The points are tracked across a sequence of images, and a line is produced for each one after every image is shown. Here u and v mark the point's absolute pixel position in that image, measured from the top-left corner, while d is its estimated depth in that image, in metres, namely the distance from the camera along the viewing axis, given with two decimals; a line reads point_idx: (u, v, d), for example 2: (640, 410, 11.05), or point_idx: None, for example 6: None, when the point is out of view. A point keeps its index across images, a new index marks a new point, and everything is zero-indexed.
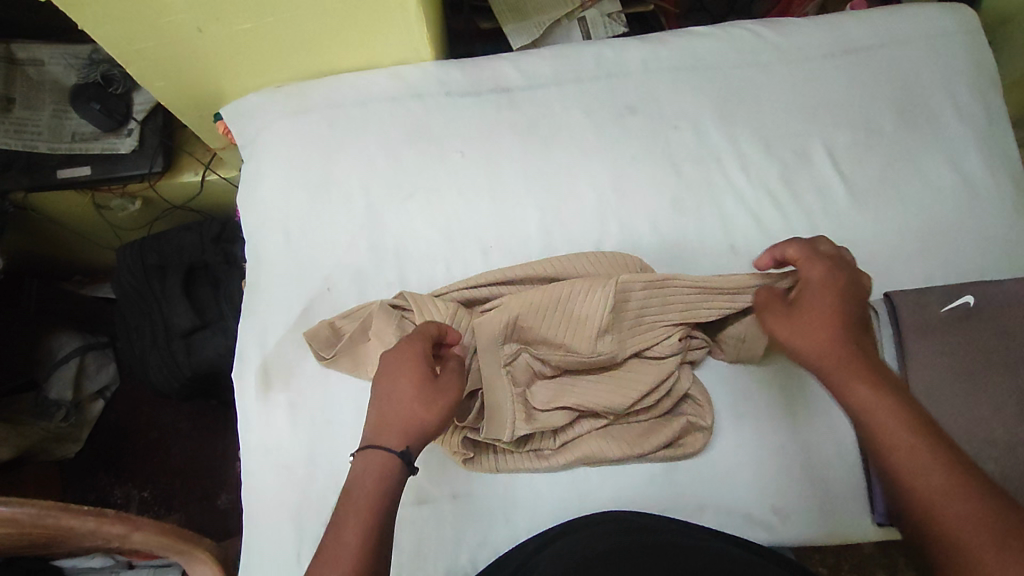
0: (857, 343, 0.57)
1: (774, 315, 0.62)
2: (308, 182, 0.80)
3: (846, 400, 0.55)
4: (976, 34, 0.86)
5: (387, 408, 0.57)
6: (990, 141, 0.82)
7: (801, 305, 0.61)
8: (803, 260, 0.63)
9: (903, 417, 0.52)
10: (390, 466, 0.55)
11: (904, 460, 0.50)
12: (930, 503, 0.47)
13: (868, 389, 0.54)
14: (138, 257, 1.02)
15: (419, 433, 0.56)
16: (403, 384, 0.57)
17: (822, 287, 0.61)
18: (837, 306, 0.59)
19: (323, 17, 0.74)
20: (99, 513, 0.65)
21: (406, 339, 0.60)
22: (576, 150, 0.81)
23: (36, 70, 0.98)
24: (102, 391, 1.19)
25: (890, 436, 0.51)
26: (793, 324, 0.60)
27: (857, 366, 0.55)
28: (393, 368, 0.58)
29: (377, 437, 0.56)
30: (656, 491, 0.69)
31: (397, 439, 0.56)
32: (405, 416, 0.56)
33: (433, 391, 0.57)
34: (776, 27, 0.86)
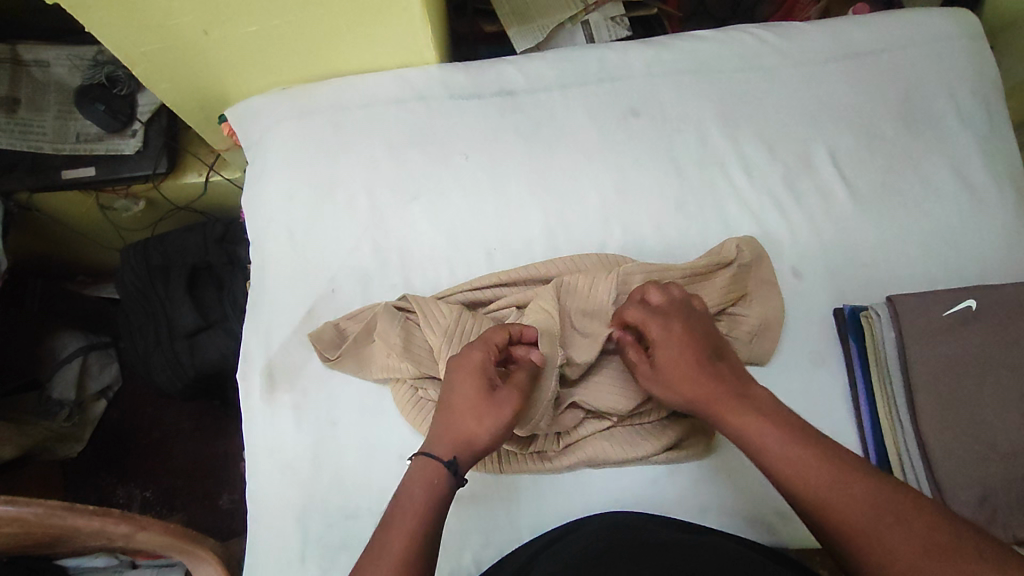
0: (717, 389, 0.59)
1: (647, 376, 0.64)
2: (314, 184, 0.81)
3: (731, 429, 0.58)
4: (978, 40, 0.86)
5: (445, 418, 0.60)
6: (993, 145, 0.82)
7: (662, 364, 0.63)
8: (640, 318, 0.65)
9: (777, 431, 0.55)
10: (440, 475, 0.57)
11: (800, 479, 0.53)
12: (834, 513, 0.51)
13: (746, 414, 0.57)
14: (142, 259, 1.02)
15: (469, 446, 0.59)
16: (461, 397, 0.60)
17: (669, 342, 0.63)
18: (687, 360, 0.61)
19: (327, 20, 0.75)
20: (105, 512, 0.65)
21: (469, 354, 0.63)
22: (580, 153, 0.81)
23: (41, 71, 0.99)
24: (105, 391, 1.19)
25: (773, 452, 0.54)
26: (660, 383, 0.63)
27: (727, 394, 0.59)
28: (456, 381, 0.62)
29: (433, 444, 0.60)
30: (660, 492, 0.69)
31: (448, 449, 0.59)
32: (459, 428, 0.59)
33: (488, 406, 0.60)
34: (779, 32, 0.87)
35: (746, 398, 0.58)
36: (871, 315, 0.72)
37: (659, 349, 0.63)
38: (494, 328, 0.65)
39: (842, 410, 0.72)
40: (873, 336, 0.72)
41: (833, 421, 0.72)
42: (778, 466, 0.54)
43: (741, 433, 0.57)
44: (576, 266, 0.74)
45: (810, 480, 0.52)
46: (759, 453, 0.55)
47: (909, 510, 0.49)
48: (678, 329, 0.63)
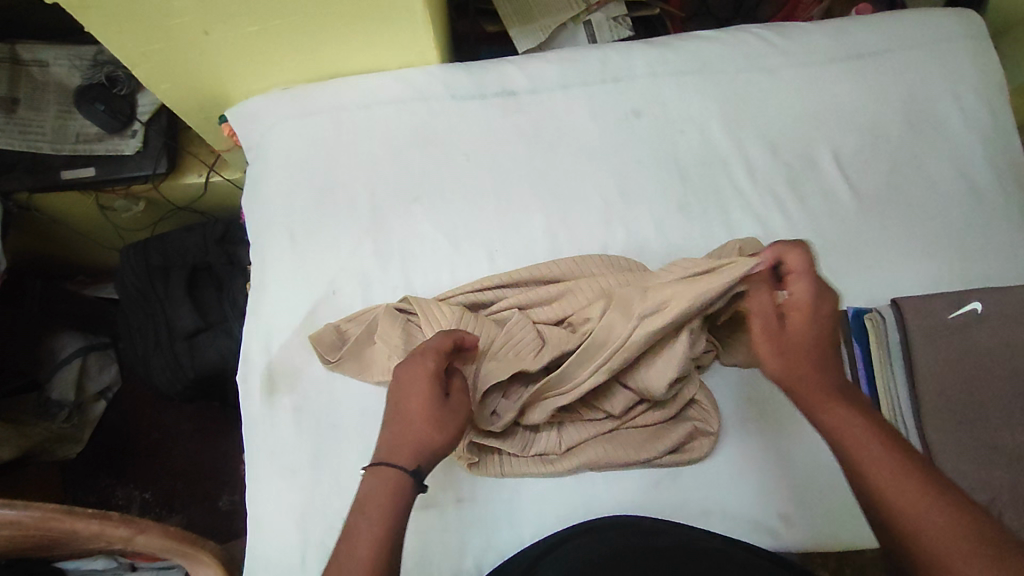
0: (823, 376, 0.55)
1: (763, 326, 0.58)
2: (315, 184, 0.80)
3: (818, 420, 0.54)
4: (982, 41, 0.86)
5: (397, 428, 0.56)
6: (997, 147, 0.82)
7: (791, 324, 0.57)
8: (798, 270, 0.59)
9: (878, 444, 0.50)
10: (401, 488, 0.53)
11: (882, 483, 0.48)
12: (912, 527, 0.46)
13: (845, 412, 0.52)
14: (142, 258, 1.02)
15: (428, 456, 0.56)
16: (413, 406, 0.57)
17: (813, 308, 0.57)
18: (814, 334, 0.57)
19: (328, 20, 0.74)
20: (104, 515, 0.65)
21: (416, 361, 0.59)
22: (582, 153, 0.81)
23: (41, 70, 0.98)
24: (105, 391, 1.17)
25: (869, 466, 0.49)
26: (779, 338, 0.57)
27: (827, 385, 0.54)
28: (404, 389, 0.58)
29: (387, 454, 0.56)
30: (662, 495, 0.69)
31: (407, 458, 0.55)
32: (414, 437, 0.56)
33: (442, 414, 0.57)
34: (782, 32, 0.86)
35: (848, 395, 0.54)
36: (875, 317, 0.71)
37: (796, 316, 0.58)
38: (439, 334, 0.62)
39: None
40: (878, 339, 0.71)
41: None
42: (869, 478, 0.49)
43: (830, 433, 0.53)
44: (580, 268, 0.73)
45: (901, 499, 0.47)
46: (853, 460, 0.50)
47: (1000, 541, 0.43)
48: (825, 305, 0.57)
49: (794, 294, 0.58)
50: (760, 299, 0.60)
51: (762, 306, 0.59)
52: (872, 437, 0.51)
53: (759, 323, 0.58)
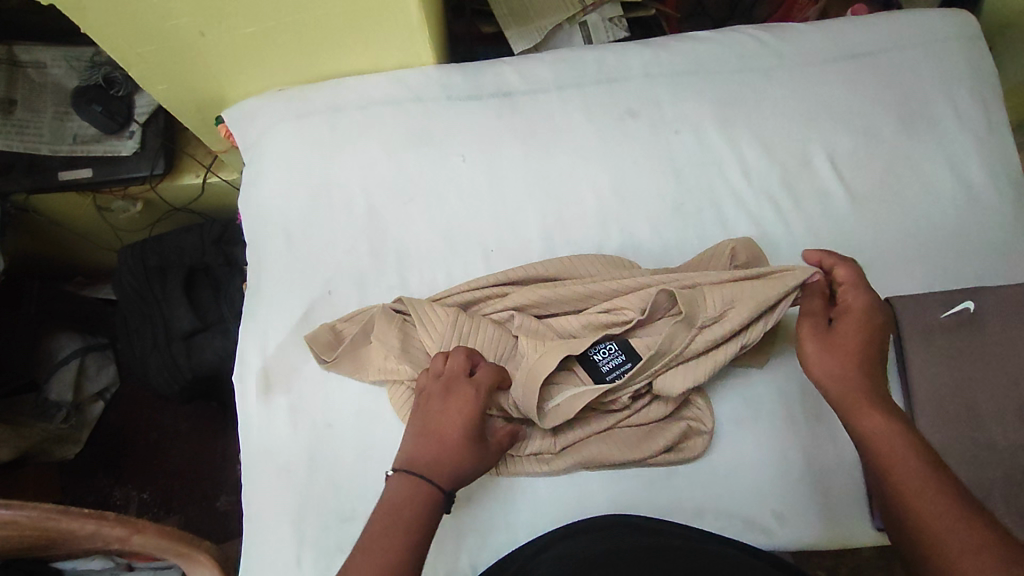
0: (860, 385, 0.58)
1: (811, 327, 0.62)
2: (311, 184, 0.80)
3: (856, 427, 0.57)
4: (976, 41, 0.86)
5: (442, 449, 0.59)
6: (991, 147, 0.82)
7: (841, 329, 0.61)
8: (851, 283, 0.62)
9: (916, 459, 0.53)
10: (434, 506, 0.56)
11: (907, 488, 0.52)
12: (927, 529, 0.50)
13: (880, 419, 0.56)
14: (138, 259, 1.02)
15: (461, 481, 0.59)
16: (461, 433, 0.59)
17: (864, 317, 0.61)
18: (862, 340, 0.60)
19: (322, 22, 0.75)
20: (100, 514, 0.65)
21: (471, 392, 0.61)
22: (577, 154, 0.81)
23: (38, 72, 0.99)
24: (103, 393, 1.19)
25: (902, 478, 0.53)
26: (828, 340, 0.60)
27: (866, 394, 0.57)
28: (453, 414, 0.60)
29: (428, 470, 0.58)
30: (656, 494, 0.69)
31: (444, 478, 0.58)
32: (456, 460, 0.58)
33: (484, 448, 0.60)
34: (777, 32, 0.87)
35: (888, 405, 0.57)
36: None
37: (847, 321, 0.61)
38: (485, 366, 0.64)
39: None
40: None
41: (830, 423, 0.72)
42: (902, 487, 0.53)
43: (868, 442, 0.56)
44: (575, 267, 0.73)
45: (928, 512, 0.50)
46: (889, 470, 0.54)
47: (1008, 553, 0.46)
48: (875, 317, 0.61)
49: (848, 302, 0.62)
50: (812, 301, 0.64)
51: (813, 307, 0.63)
52: (908, 452, 0.54)
53: (809, 326, 0.62)
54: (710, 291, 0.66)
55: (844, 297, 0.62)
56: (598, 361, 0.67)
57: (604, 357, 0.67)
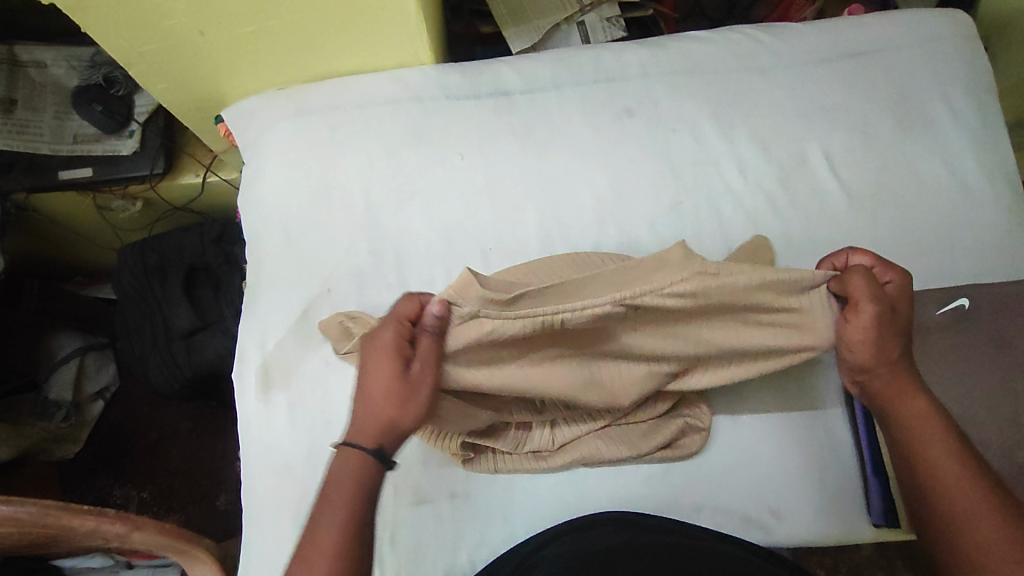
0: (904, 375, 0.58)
1: (877, 312, 0.57)
2: (310, 183, 0.81)
3: (894, 410, 0.58)
4: (972, 40, 0.87)
5: (361, 404, 0.54)
6: (986, 146, 0.83)
7: (896, 309, 0.58)
8: (879, 262, 0.60)
9: (950, 449, 0.54)
10: (368, 467, 0.53)
11: (943, 475, 0.53)
12: (958, 517, 0.51)
13: (920, 408, 0.57)
14: (138, 258, 1.02)
15: (395, 430, 0.54)
16: (376, 381, 0.54)
17: (906, 290, 0.59)
18: (909, 322, 0.59)
19: (321, 22, 0.75)
20: (100, 511, 0.65)
21: (384, 331, 0.55)
22: (576, 153, 0.82)
23: (39, 72, 0.99)
24: (102, 392, 1.19)
25: (939, 464, 0.53)
26: (882, 326, 0.57)
27: (908, 379, 0.58)
28: (369, 362, 0.54)
29: (351, 432, 0.54)
30: (652, 490, 0.70)
31: (372, 437, 0.53)
32: (379, 413, 0.53)
33: (404, 390, 0.54)
34: (773, 32, 0.87)
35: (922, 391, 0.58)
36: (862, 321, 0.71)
37: (900, 302, 0.59)
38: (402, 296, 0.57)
39: (836, 411, 0.72)
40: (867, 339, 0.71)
41: (827, 419, 0.72)
42: (935, 474, 0.53)
43: (902, 427, 0.57)
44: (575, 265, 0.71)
45: (961, 500, 0.51)
46: (924, 456, 0.54)
47: None
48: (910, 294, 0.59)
49: (890, 282, 0.59)
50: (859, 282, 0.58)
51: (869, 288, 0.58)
52: (943, 442, 0.55)
53: (873, 309, 0.57)
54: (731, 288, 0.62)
55: (883, 279, 0.60)
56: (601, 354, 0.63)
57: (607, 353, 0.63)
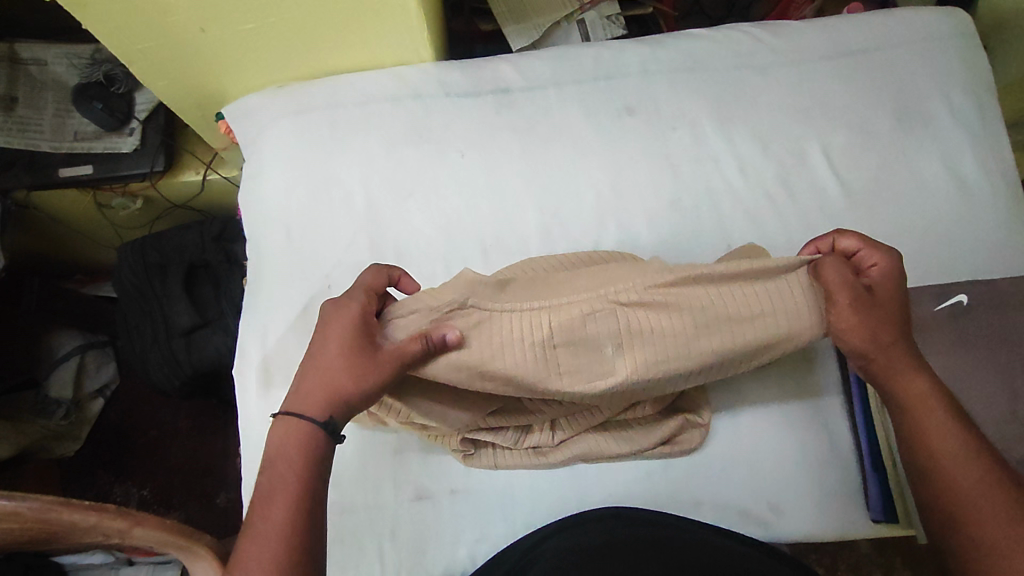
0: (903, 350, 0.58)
1: (854, 297, 0.59)
2: (311, 179, 0.81)
3: (893, 386, 0.57)
4: (971, 39, 0.87)
5: (313, 374, 0.57)
6: (985, 143, 0.83)
7: (877, 294, 0.60)
8: (868, 245, 0.63)
9: (953, 430, 0.54)
10: (314, 433, 0.55)
11: (945, 452, 0.53)
12: (959, 493, 0.51)
13: (919, 383, 0.57)
14: (138, 256, 1.02)
15: (344, 399, 0.56)
16: (330, 350, 0.57)
17: (891, 274, 0.61)
18: (897, 303, 0.60)
19: (322, 18, 0.75)
20: (101, 507, 0.65)
21: (346, 306, 0.60)
22: (575, 150, 0.82)
23: (39, 69, 0.99)
24: (102, 390, 1.19)
25: (939, 440, 0.54)
26: (869, 311, 0.59)
27: (907, 357, 0.58)
28: (327, 334, 0.58)
29: (299, 402, 0.56)
30: (652, 486, 0.70)
31: (320, 406, 0.56)
32: (331, 380, 0.56)
33: (360, 359, 0.57)
34: (773, 30, 0.88)
35: (922, 368, 0.58)
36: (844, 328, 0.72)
37: (885, 282, 0.61)
38: (372, 276, 0.64)
39: (835, 408, 0.73)
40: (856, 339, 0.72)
41: (826, 415, 0.73)
42: (939, 456, 0.53)
43: (905, 408, 0.56)
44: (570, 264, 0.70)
45: (960, 475, 0.52)
46: (923, 435, 0.55)
47: None
48: (900, 274, 0.62)
49: (876, 264, 0.62)
50: (835, 271, 0.61)
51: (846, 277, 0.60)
52: (945, 423, 0.55)
53: (849, 298, 0.59)
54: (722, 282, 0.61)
55: (867, 263, 0.63)
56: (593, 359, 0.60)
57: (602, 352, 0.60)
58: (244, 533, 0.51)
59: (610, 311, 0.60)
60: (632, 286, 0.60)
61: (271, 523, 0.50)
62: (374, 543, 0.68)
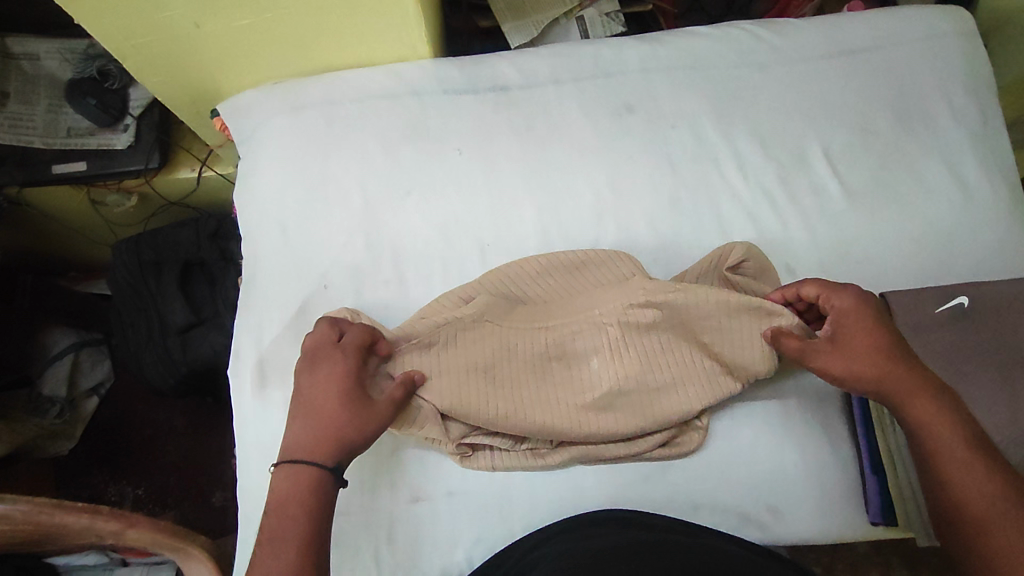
0: (911, 376, 0.59)
1: (823, 347, 0.63)
2: (307, 178, 0.80)
3: (905, 413, 0.59)
4: (972, 37, 0.86)
5: (315, 426, 0.60)
6: (985, 143, 0.82)
7: (845, 335, 0.63)
8: (827, 290, 0.65)
9: (963, 450, 0.56)
10: (322, 479, 0.58)
11: (959, 479, 0.55)
12: (974, 519, 0.53)
13: (931, 410, 0.58)
14: (133, 253, 1.01)
15: (349, 447, 0.60)
16: (330, 404, 0.61)
17: (856, 313, 0.63)
18: (877, 334, 0.62)
19: (318, 14, 0.74)
20: (94, 509, 0.65)
21: (336, 360, 0.63)
22: (573, 150, 0.81)
23: (31, 64, 0.98)
24: (97, 388, 1.18)
25: (953, 467, 0.55)
26: (844, 355, 0.62)
27: (920, 381, 0.59)
28: (321, 387, 0.62)
29: (303, 450, 0.59)
30: (650, 487, 0.69)
31: (327, 454, 0.59)
32: (337, 433, 0.60)
33: (362, 411, 0.61)
34: (773, 27, 0.87)
35: (940, 392, 0.59)
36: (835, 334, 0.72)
37: (851, 319, 0.63)
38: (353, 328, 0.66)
39: (833, 409, 0.73)
40: None
41: (825, 415, 0.72)
42: (949, 473, 0.55)
43: (919, 425, 0.58)
44: (574, 282, 0.74)
45: (975, 500, 0.54)
46: (937, 461, 0.56)
47: None
48: (870, 307, 0.63)
49: (836, 305, 0.64)
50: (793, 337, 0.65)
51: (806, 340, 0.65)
52: (956, 440, 0.56)
53: (820, 354, 0.63)
54: (690, 319, 0.70)
55: (828, 305, 0.65)
56: (581, 377, 0.70)
57: (589, 373, 0.69)
58: (254, 572, 0.53)
59: (597, 328, 0.69)
60: (613, 306, 0.69)
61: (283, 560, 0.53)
62: (370, 546, 0.67)
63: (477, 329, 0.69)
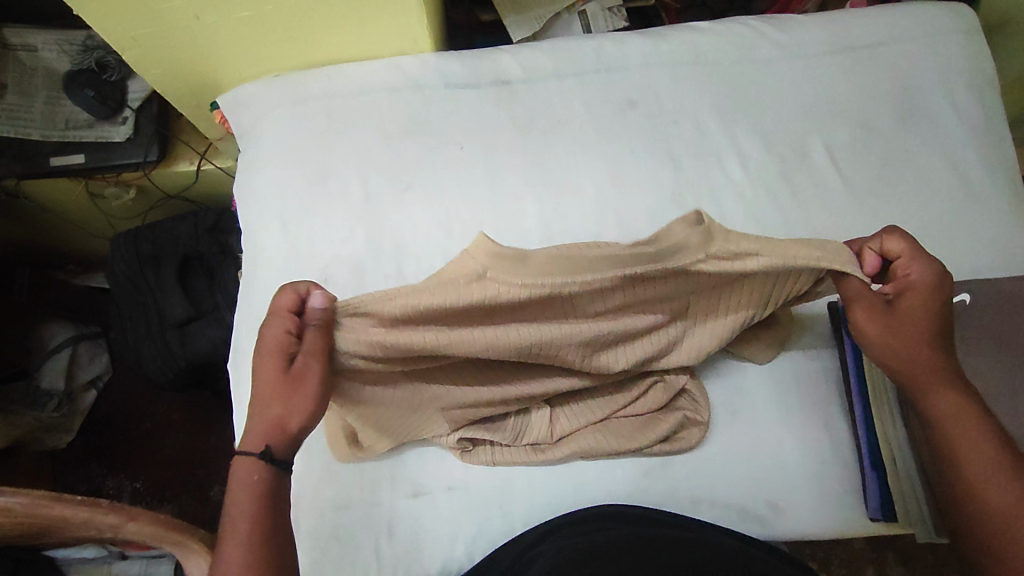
0: (938, 367, 0.58)
1: (868, 307, 0.60)
2: (308, 171, 0.80)
3: (924, 403, 0.59)
4: (975, 35, 0.86)
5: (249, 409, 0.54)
6: (987, 140, 0.82)
7: (900, 307, 0.59)
8: (910, 255, 0.60)
9: (985, 447, 0.55)
10: (259, 468, 0.52)
11: (977, 478, 0.55)
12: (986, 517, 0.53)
13: (952, 401, 0.58)
14: (131, 246, 1.00)
15: (283, 428, 0.53)
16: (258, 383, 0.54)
17: (925, 291, 0.59)
18: (926, 317, 0.59)
19: (319, 7, 0.74)
20: (93, 502, 0.65)
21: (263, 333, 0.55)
22: (575, 143, 0.81)
23: (29, 55, 0.97)
24: (95, 381, 1.18)
25: (971, 461, 0.55)
26: (888, 321, 0.59)
27: (944, 373, 0.58)
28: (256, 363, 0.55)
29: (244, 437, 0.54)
30: (651, 483, 0.70)
31: (258, 440, 0.52)
32: (264, 416, 0.53)
33: (284, 386, 0.53)
34: (777, 23, 0.86)
35: (964, 385, 0.59)
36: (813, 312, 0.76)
37: (913, 296, 0.59)
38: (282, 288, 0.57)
39: (834, 406, 0.73)
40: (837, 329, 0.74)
41: (824, 410, 0.73)
42: (962, 469, 0.56)
43: (941, 419, 0.58)
44: None
45: (991, 499, 0.53)
46: (954, 456, 0.56)
47: None
48: (941, 289, 0.59)
49: (911, 275, 0.60)
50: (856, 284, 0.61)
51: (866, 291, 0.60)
52: (977, 439, 0.56)
53: (866, 308, 0.60)
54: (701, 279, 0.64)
55: (903, 271, 0.60)
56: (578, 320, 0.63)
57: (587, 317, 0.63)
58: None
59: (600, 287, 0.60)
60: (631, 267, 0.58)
61: (232, 567, 0.48)
62: (370, 540, 0.67)
63: (473, 293, 0.57)
